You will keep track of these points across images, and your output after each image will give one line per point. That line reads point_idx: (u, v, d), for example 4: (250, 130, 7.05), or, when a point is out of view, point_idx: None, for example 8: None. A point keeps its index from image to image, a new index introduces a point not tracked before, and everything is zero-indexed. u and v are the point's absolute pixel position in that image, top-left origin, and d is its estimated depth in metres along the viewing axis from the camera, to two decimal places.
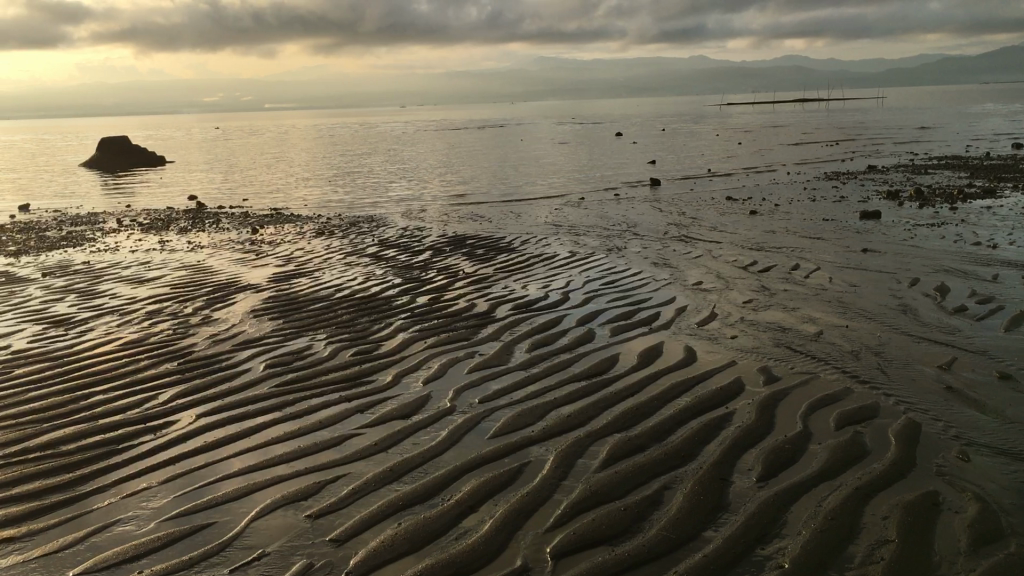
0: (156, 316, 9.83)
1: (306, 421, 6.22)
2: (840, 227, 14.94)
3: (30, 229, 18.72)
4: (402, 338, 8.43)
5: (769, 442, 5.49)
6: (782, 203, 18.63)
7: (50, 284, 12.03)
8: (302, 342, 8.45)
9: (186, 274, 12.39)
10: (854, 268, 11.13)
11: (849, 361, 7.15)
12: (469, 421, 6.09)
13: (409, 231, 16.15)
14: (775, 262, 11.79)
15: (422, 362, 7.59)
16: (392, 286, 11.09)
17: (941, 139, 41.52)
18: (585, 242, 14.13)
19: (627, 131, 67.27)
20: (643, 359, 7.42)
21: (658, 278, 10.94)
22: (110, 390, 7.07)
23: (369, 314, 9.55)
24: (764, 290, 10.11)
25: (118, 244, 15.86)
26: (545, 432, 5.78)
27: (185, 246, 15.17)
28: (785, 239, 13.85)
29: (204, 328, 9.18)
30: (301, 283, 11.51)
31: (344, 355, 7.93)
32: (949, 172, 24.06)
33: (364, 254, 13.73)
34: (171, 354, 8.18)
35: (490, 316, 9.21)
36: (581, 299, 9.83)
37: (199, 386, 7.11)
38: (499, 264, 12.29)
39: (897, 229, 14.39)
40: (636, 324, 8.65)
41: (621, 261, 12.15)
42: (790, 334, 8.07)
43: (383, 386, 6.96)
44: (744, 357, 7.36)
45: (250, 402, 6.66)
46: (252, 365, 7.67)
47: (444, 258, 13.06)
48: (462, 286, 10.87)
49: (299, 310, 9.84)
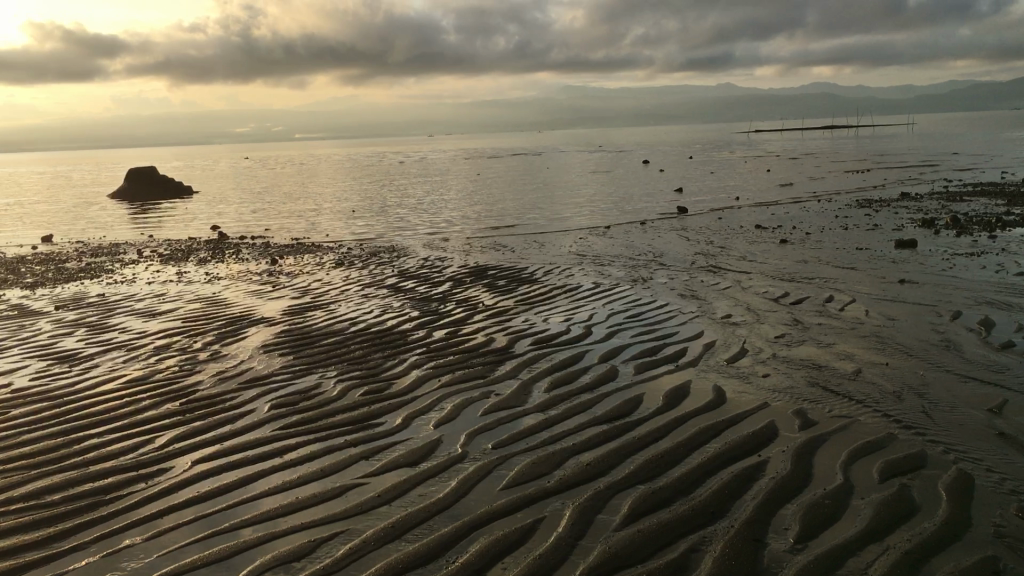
0: (165, 351, 9.55)
1: (307, 468, 5.83)
2: (875, 256, 14.39)
3: (53, 259, 18.68)
4: (415, 376, 8.04)
5: (807, 496, 5.03)
6: (814, 232, 18.12)
7: (61, 317, 11.82)
8: (311, 379, 8.10)
9: (200, 307, 12.14)
10: (891, 301, 10.62)
11: (891, 403, 6.67)
12: (480, 469, 5.67)
13: (430, 262, 15.84)
14: (808, 293, 11.31)
15: (435, 403, 7.19)
16: (409, 319, 10.73)
17: (976, 165, 40.75)
18: (610, 273, 13.70)
19: (653, 159, 67.27)
20: (668, 399, 6.97)
21: (685, 311, 10.50)
22: (106, 433, 6.74)
23: (383, 349, 9.19)
24: (797, 324, 9.63)
25: (135, 275, 15.68)
26: (562, 483, 5.35)
27: (202, 277, 14.96)
28: (818, 269, 13.34)
29: (211, 365, 8.86)
30: (316, 317, 11.18)
31: (353, 394, 7.55)
32: (986, 199, 23.45)
33: (382, 285, 13.42)
34: (175, 394, 7.86)
35: (508, 352, 8.80)
36: (603, 333, 9.40)
37: (199, 429, 6.76)
38: (520, 296, 11.90)
39: (935, 259, 13.84)
40: (661, 361, 8.20)
41: (646, 293, 11.72)
42: (826, 373, 7.59)
43: (391, 429, 6.57)
44: (777, 398, 6.89)
45: (251, 447, 6.30)
46: (257, 406, 7.32)
47: (464, 289, 12.71)
48: (481, 320, 10.48)
49: (312, 345, 9.51)
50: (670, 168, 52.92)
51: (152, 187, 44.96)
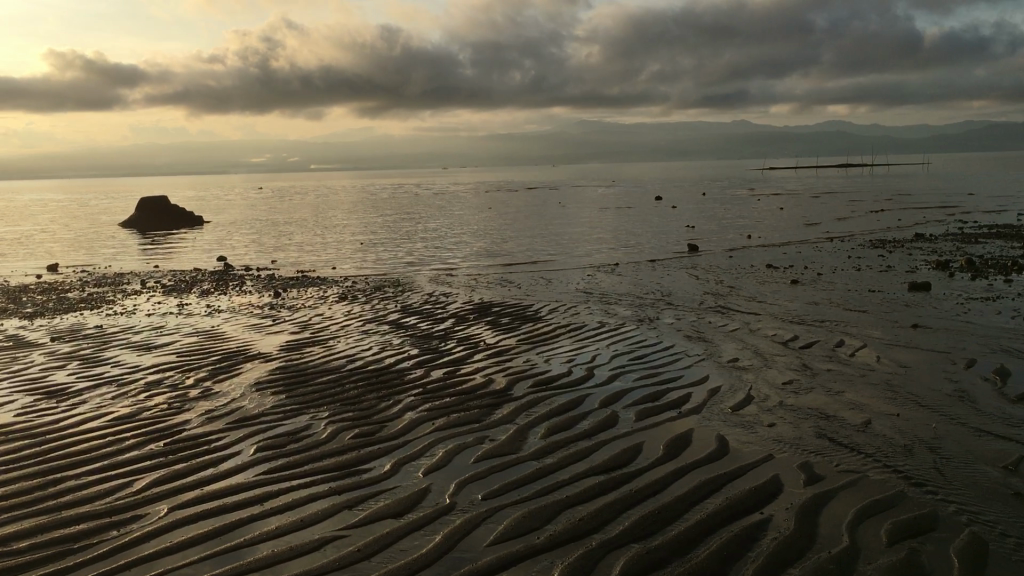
0: (155, 388, 9.33)
1: (287, 516, 5.56)
2: (887, 299, 14.10)
3: (56, 289, 18.59)
4: (408, 419, 7.78)
5: (811, 559, 4.74)
6: (826, 273, 17.85)
7: (56, 350, 11.64)
8: (301, 420, 7.85)
9: (197, 341, 11.95)
10: (904, 346, 10.32)
11: (902, 458, 6.37)
12: (467, 522, 5.40)
13: (434, 297, 15.62)
14: (818, 337, 11.03)
15: (426, 448, 6.92)
16: (408, 357, 10.49)
17: (992, 207, 40.39)
18: (616, 312, 13.45)
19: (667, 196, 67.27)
20: (668, 449, 6.68)
21: (690, 353, 10.22)
22: (83, 476, 6.50)
23: (379, 389, 8.94)
24: (806, 369, 9.34)
25: (136, 306, 15.51)
26: (551, 540, 5.07)
27: (203, 310, 14.80)
28: (829, 311, 13.06)
29: (201, 403, 8.63)
30: (313, 353, 10.96)
31: (343, 437, 7.29)
32: (1003, 241, 23.13)
33: (383, 320, 13.21)
34: (160, 433, 7.63)
35: (506, 395, 8.54)
36: (605, 376, 9.13)
37: (179, 473, 6.52)
38: (523, 335, 11.66)
39: (949, 303, 13.54)
40: (664, 406, 7.92)
41: (652, 334, 11.45)
42: (834, 423, 7.29)
43: (379, 476, 6.29)
44: (783, 450, 6.60)
45: (231, 493, 6.04)
46: (242, 448, 7.07)
47: (466, 326, 12.48)
48: (481, 359, 10.23)
49: (306, 384, 9.27)
50: (682, 205, 52.77)
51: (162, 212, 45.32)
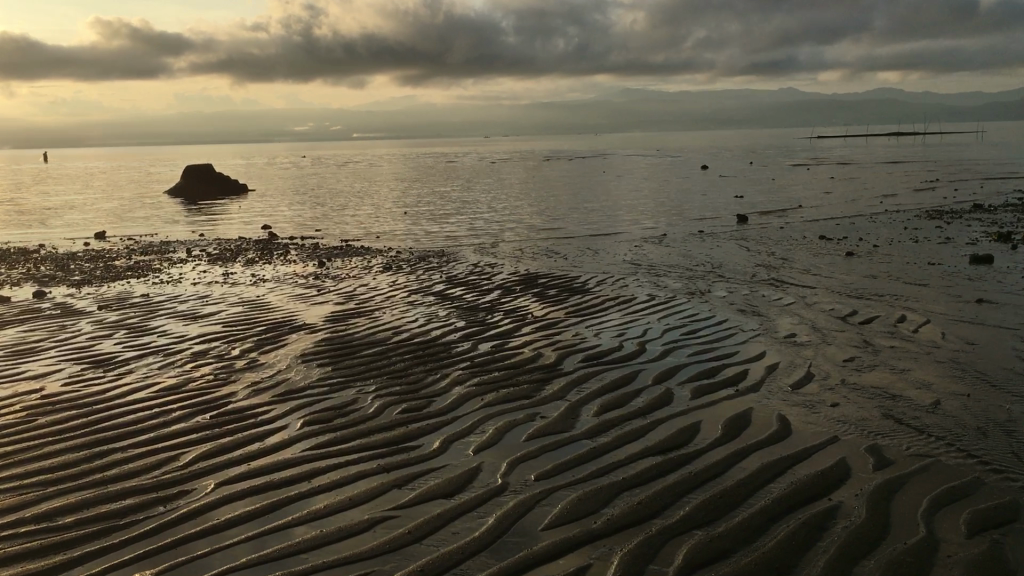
0: (201, 358, 9.25)
1: (335, 495, 5.41)
2: (947, 272, 13.63)
3: (103, 257, 18.71)
4: (456, 393, 7.61)
5: (886, 551, 4.48)
6: (882, 245, 17.34)
7: (103, 318, 11.63)
8: (348, 394, 7.71)
9: (242, 311, 11.88)
10: (969, 322, 9.92)
11: (977, 441, 6.04)
12: (520, 505, 5.21)
13: (480, 268, 15.41)
14: (878, 312, 10.67)
15: (476, 425, 6.74)
16: (454, 330, 10.32)
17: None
18: (666, 284, 13.14)
19: (712, 165, 66.44)
20: (726, 429, 6.43)
21: (745, 328, 9.91)
22: (129, 449, 6.42)
23: (425, 363, 8.76)
24: (868, 346, 9.00)
25: (182, 275, 15.52)
26: (608, 525, 4.86)
27: (248, 279, 14.76)
28: (887, 285, 12.63)
29: (247, 374, 8.53)
30: (358, 324, 10.84)
31: (390, 413, 7.13)
32: None
33: (429, 291, 13.05)
34: (206, 406, 7.53)
35: (556, 370, 8.31)
36: (658, 351, 8.86)
37: (224, 447, 6.40)
38: (571, 308, 11.42)
39: (1013, 276, 13.06)
40: (720, 384, 7.64)
41: (703, 307, 11.15)
42: (901, 404, 6.96)
43: (427, 454, 6.12)
44: (848, 431, 6.31)
45: (278, 469, 5.91)
46: (287, 423, 6.93)
47: (513, 299, 12.28)
48: (529, 332, 10.02)
49: (352, 356, 9.14)
50: (728, 174, 51.86)
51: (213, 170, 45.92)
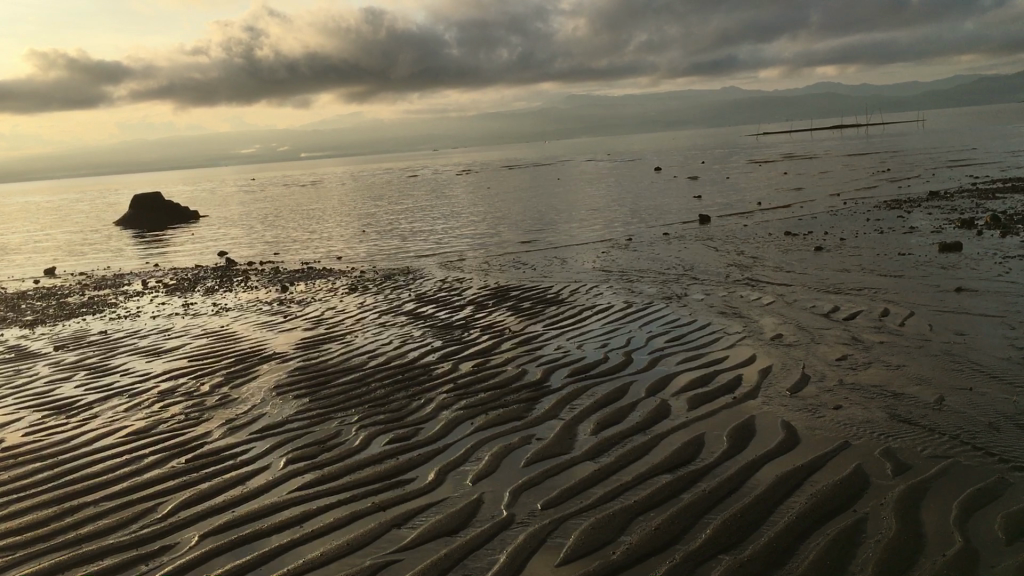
0: (169, 397, 8.78)
1: (332, 539, 5.03)
2: (920, 262, 13.60)
3: (55, 294, 18.06)
4: (444, 419, 7.27)
5: (927, 566, 4.24)
6: (848, 237, 17.35)
7: (61, 360, 11.10)
8: (329, 426, 7.34)
9: (207, 343, 11.42)
10: (954, 313, 9.82)
11: (991, 437, 5.86)
12: (532, 537, 4.90)
13: (448, 284, 15.08)
14: (859, 307, 10.54)
15: (470, 452, 6.41)
16: (431, 350, 9.98)
17: (997, 161, 39.86)
18: (641, 290, 12.92)
19: (665, 166, 66.73)
20: (732, 441, 6.17)
21: (729, 331, 9.70)
22: (101, 502, 5.98)
23: (406, 387, 8.42)
24: (857, 343, 8.84)
25: (141, 309, 14.96)
26: (629, 556, 4.56)
27: (210, 309, 14.26)
28: (863, 279, 12.53)
29: (220, 411, 8.12)
30: (331, 350, 10.45)
31: (378, 444, 6.78)
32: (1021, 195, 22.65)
33: (400, 311, 12.70)
34: (180, 448, 7.10)
35: (544, 387, 8.00)
36: (646, 361, 8.61)
37: (204, 494, 5.98)
38: (547, 320, 11.15)
39: (985, 262, 13.05)
40: (716, 392, 7.39)
41: (683, 312, 10.93)
42: (905, 403, 6.77)
43: (423, 487, 5.77)
44: (858, 436, 6.10)
45: (266, 514, 5.52)
46: (270, 462, 6.54)
47: (487, 314, 11.98)
48: (510, 348, 9.72)
49: (329, 385, 8.76)
50: (681, 174, 52.06)
51: (160, 192, 45.35)
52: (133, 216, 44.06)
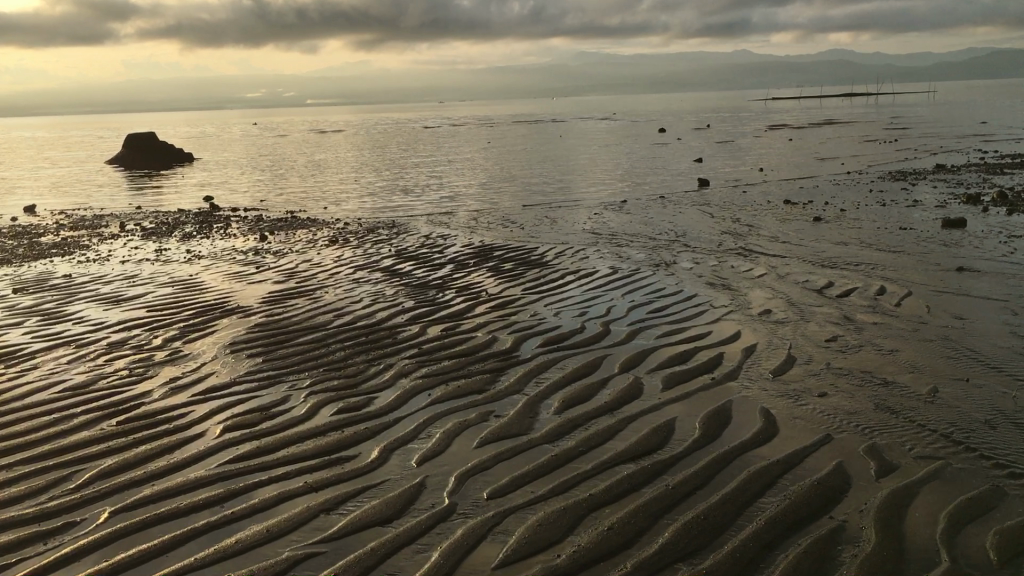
0: (117, 350, 8.26)
1: (251, 525, 4.54)
2: (922, 238, 13.07)
3: (29, 232, 17.48)
4: (400, 388, 6.77)
5: None
6: (849, 209, 16.81)
7: (16, 303, 10.57)
8: (278, 391, 6.83)
9: (171, 292, 10.89)
10: (954, 294, 9.30)
11: (986, 437, 5.36)
12: (471, 532, 4.40)
13: (430, 241, 14.52)
14: (855, 283, 10.02)
15: (420, 428, 5.92)
16: (401, 311, 9.45)
17: (1008, 136, 39.02)
18: (629, 255, 12.37)
19: (669, 128, 65.84)
20: (705, 427, 5.67)
21: (716, 304, 9.19)
22: (17, 466, 5.51)
23: (368, 351, 7.91)
24: (849, 322, 8.33)
25: (112, 253, 14.37)
26: (575, 560, 4.07)
27: (182, 256, 13.71)
28: (860, 253, 11.99)
29: (166, 367, 7.62)
30: (298, 306, 9.94)
31: (324, 413, 6.27)
32: None
33: (377, 267, 12.15)
34: (116, 409, 6.60)
35: (513, 358, 7.49)
36: (623, 333, 8.10)
37: (126, 463, 5.48)
38: (527, 283, 10.62)
39: (989, 241, 12.52)
40: (694, 371, 6.89)
41: (669, 281, 10.40)
42: (894, 393, 6.27)
43: (365, 467, 5.28)
44: (840, 429, 5.59)
45: (189, 491, 5.02)
46: (206, 429, 6.05)
47: (466, 274, 11.44)
48: (483, 312, 9.20)
49: (287, 344, 8.25)
50: (686, 137, 51.19)
51: (152, 135, 44.35)
52: (130, 158, 43.07)
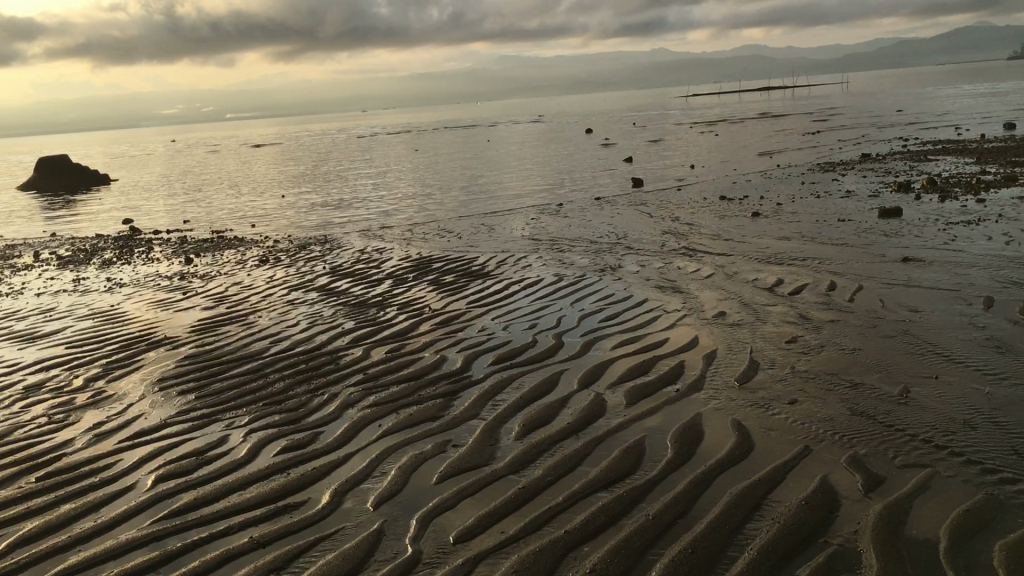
0: (35, 394, 7.62)
1: None
2: (862, 229, 13.03)
3: None
4: (348, 421, 6.31)
5: None
6: (785, 202, 16.79)
7: None
8: (214, 432, 6.31)
9: (93, 325, 10.22)
10: (905, 287, 9.18)
11: (968, 439, 5.14)
12: None
13: (366, 255, 14.02)
14: (804, 280, 9.86)
15: (374, 465, 5.48)
16: (342, 333, 8.97)
17: (925, 123, 39.83)
18: (572, 260, 12.07)
19: (595, 127, 66.00)
20: (677, 446, 5.35)
21: (668, 308, 8.90)
22: None
23: (309, 380, 7.41)
24: (805, 321, 8.13)
25: (26, 285, 13.55)
26: None
27: (102, 285, 12.96)
28: (805, 248, 11.87)
29: (90, 411, 7.03)
30: (230, 333, 9.38)
31: (268, 454, 5.79)
32: (953, 157, 22.42)
33: (312, 286, 11.63)
34: (34, 462, 6.01)
35: (465, 379, 7.09)
36: (577, 345, 7.77)
37: (48, 526, 4.94)
38: (471, 296, 10.22)
39: (928, 229, 12.52)
40: (657, 384, 6.57)
41: (617, 286, 10.11)
42: (866, 396, 6.04)
43: (316, 514, 4.83)
44: (818, 439, 5.32)
45: (120, 556, 4.50)
46: (136, 480, 5.51)
47: (406, 289, 10.98)
48: (429, 330, 8.77)
49: (221, 377, 7.71)
50: (613, 137, 51.24)
51: (65, 157, 42.64)
52: (43, 183, 41.50)
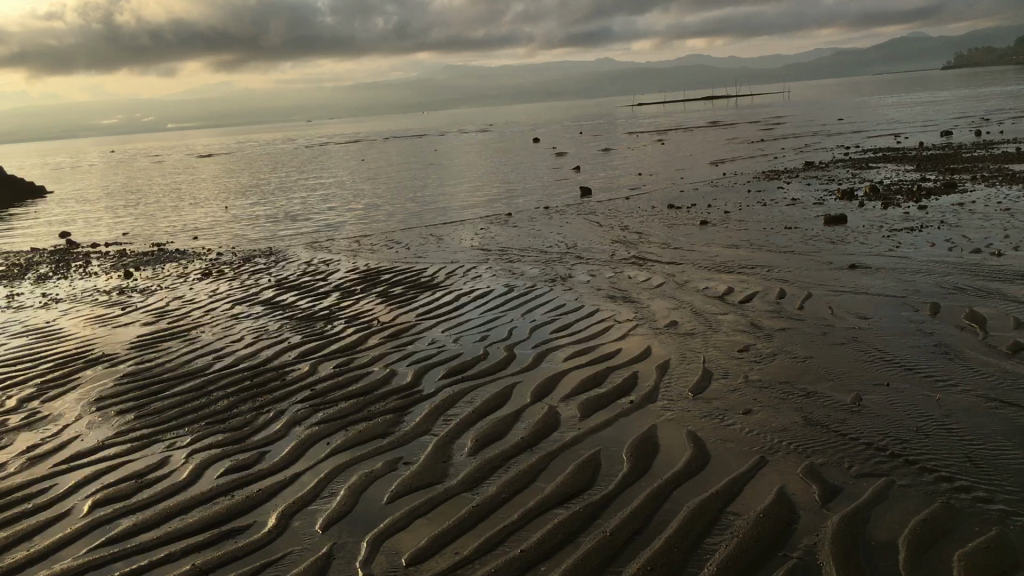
0: None
1: None
2: (808, 236, 13.15)
3: None
4: (296, 439, 6.12)
5: None
6: (732, 210, 16.91)
7: None
8: (155, 454, 6.07)
9: (27, 343, 9.85)
10: (853, 293, 9.24)
11: (922, 447, 5.13)
12: None
13: (312, 267, 13.78)
14: (754, 287, 9.89)
15: (322, 485, 5.30)
16: (288, 347, 8.75)
17: (864, 131, 40.60)
18: (522, 270, 11.98)
19: (541, 137, 66.16)
20: (633, 459, 5.27)
21: (620, 318, 8.85)
22: None
23: (255, 397, 7.19)
24: (757, 330, 8.13)
25: None
26: None
27: (38, 301, 12.54)
28: (753, 255, 11.94)
29: (23, 433, 6.73)
30: (172, 349, 9.10)
31: (212, 475, 5.58)
32: (893, 165, 22.82)
33: (257, 300, 11.38)
34: None
35: (416, 393, 6.94)
36: (529, 356, 7.67)
37: None
38: (421, 308, 10.07)
39: (872, 236, 12.69)
40: (611, 395, 6.49)
41: (568, 296, 10.04)
42: (820, 405, 6.03)
43: (263, 537, 4.64)
44: (774, 450, 5.28)
45: None
46: (72, 505, 5.27)
47: (354, 301, 10.79)
48: (378, 343, 8.59)
49: (163, 395, 7.45)
50: (559, 146, 51.38)
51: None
52: None
